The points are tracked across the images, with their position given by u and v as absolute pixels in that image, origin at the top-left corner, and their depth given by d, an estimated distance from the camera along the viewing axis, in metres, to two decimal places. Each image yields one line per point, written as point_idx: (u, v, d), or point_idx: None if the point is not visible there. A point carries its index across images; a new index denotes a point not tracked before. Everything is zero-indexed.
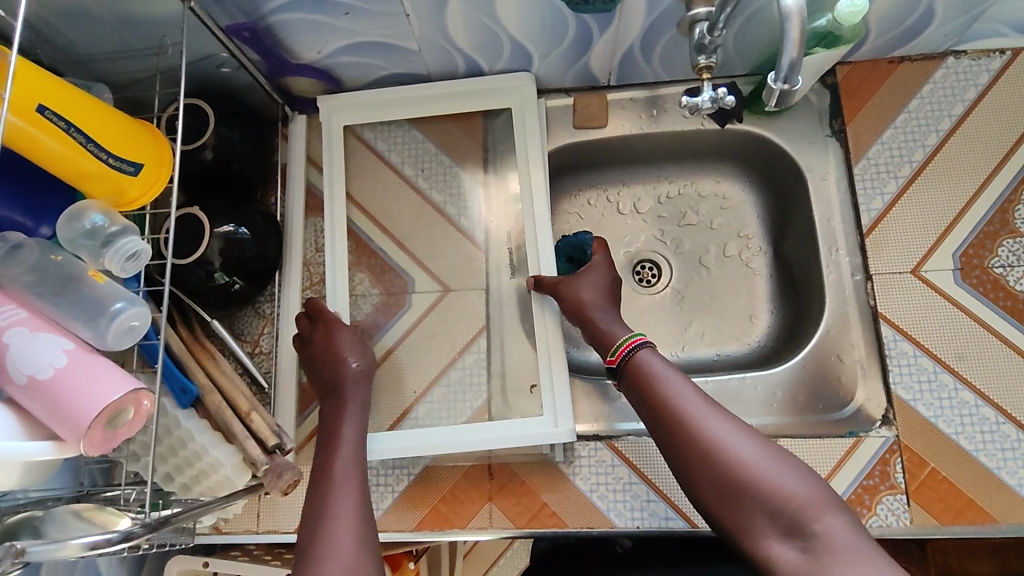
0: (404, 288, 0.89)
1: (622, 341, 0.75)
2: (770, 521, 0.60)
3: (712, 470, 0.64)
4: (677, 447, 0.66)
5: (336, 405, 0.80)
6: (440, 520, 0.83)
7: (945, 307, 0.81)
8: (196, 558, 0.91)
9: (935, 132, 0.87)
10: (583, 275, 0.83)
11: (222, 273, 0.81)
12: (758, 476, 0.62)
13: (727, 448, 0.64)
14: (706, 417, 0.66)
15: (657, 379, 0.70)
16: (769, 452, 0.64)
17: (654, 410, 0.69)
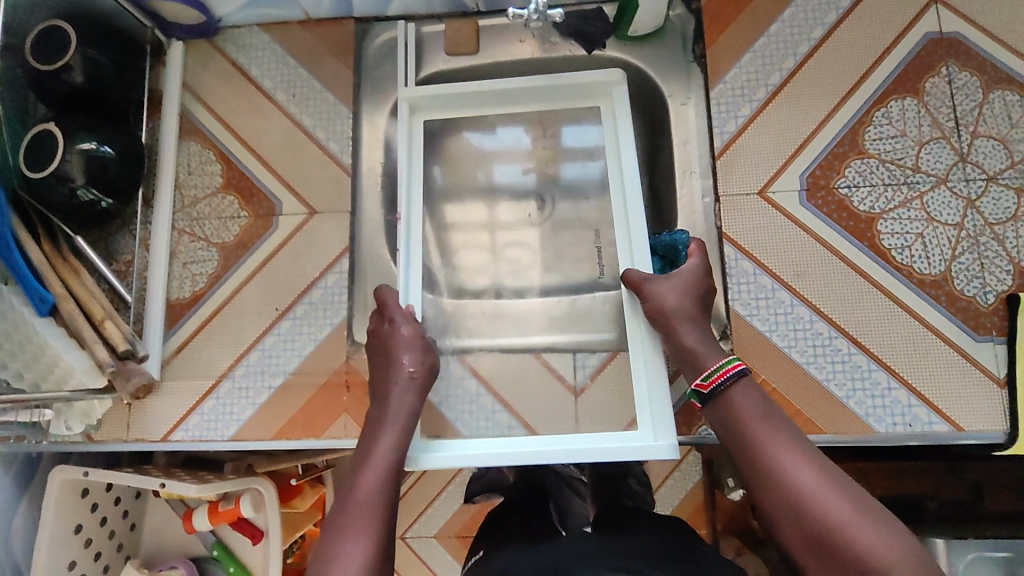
0: (272, 210, 0.92)
1: (714, 367, 0.67)
2: None
3: (799, 527, 0.56)
4: (765, 501, 0.59)
5: (376, 422, 0.70)
6: (297, 430, 0.85)
7: (788, 226, 0.82)
8: (77, 468, 0.95)
9: (793, 55, 0.87)
10: (671, 278, 0.76)
11: (85, 189, 0.83)
12: (854, 540, 0.53)
13: (821, 504, 0.55)
14: (798, 466, 0.58)
15: (748, 418, 0.64)
16: (862, 509, 0.54)
17: (746, 453, 0.62)
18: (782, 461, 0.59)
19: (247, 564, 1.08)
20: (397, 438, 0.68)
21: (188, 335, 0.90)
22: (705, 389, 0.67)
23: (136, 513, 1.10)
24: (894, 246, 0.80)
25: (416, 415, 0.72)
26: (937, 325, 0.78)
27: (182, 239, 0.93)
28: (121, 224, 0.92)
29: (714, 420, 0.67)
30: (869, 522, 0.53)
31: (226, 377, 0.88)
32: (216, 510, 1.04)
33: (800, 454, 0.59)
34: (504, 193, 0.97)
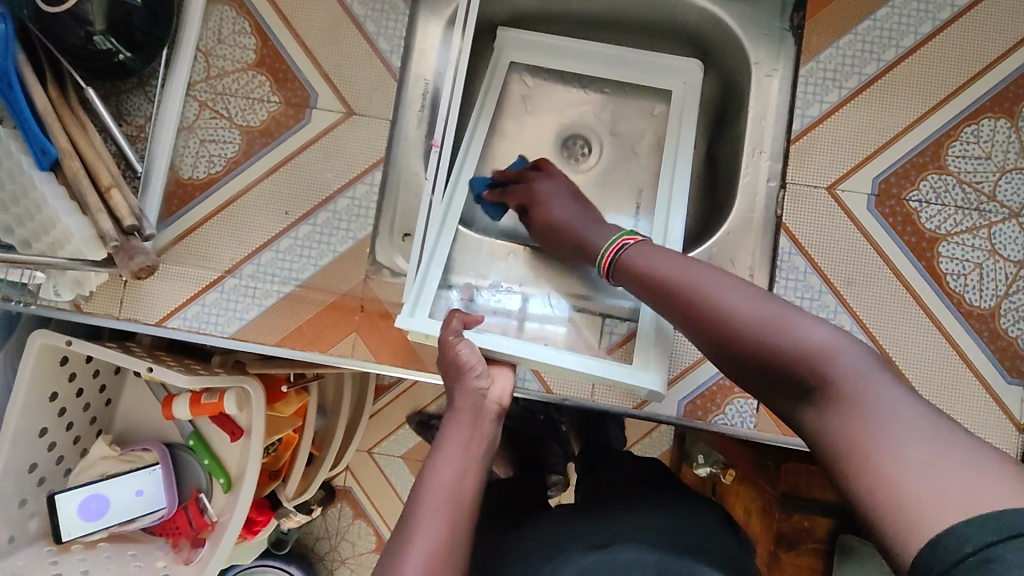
0: (305, 101, 0.84)
1: (614, 239, 0.73)
2: (802, 381, 0.53)
3: (756, 360, 0.56)
4: (694, 333, 0.62)
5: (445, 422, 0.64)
6: (304, 341, 0.82)
7: (850, 230, 0.79)
8: (60, 336, 0.90)
9: (896, 47, 0.80)
10: (556, 198, 0.84)
11: (102, 37, 0.74)
12: (782, 341, 0.54)
13: (742, 317, 0.57)
14: (716, 291, 0.60)
15: (653, 272, 0.66)
16: (796, 318, 0.55)
17: (673, 308, 0.63)
18: (717, 297, 0.60)
19: (222, 459, 1.08)
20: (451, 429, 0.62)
21: (195, 223, 0.83)
22: (608, 272, 0.73)
23: (113, 389, 1.07)
24: (950, 271, 0.78)
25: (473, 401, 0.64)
26: (974, 359, 0.77)
27: (201, 114, 0.84)
28: (136, 83, 0.83)
29: (620, 284, 0.72)
30: (814, 328, 0.54)
31: (234, 273, 0.82)
32: (198, 401, 1.02)
33: (731, 291, 0.60)
34: (537, 111, 0.98)
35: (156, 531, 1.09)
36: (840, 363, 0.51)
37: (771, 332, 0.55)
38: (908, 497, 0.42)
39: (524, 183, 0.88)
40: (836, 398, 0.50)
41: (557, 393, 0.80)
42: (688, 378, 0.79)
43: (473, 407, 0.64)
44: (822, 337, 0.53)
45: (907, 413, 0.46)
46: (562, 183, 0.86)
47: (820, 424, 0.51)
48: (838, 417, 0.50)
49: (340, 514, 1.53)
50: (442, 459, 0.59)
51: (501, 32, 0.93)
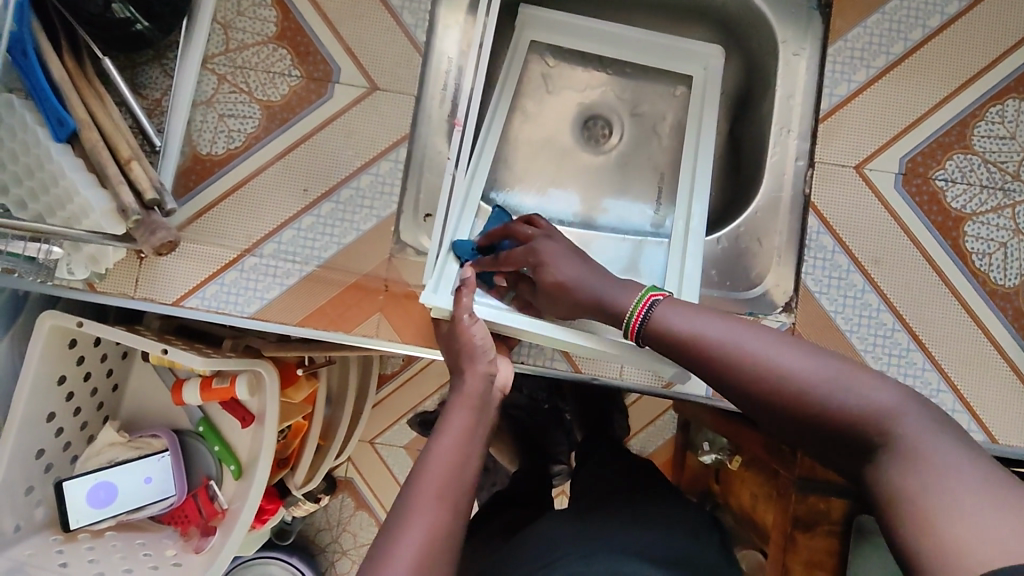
0: (328, 76, 0.82)
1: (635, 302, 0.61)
2: (863, 445, 0.48)
3: (809, 424, 0.50)
4: (733, 393, 0.54)
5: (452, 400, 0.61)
6: (326, 321, 0.80)
7: (877, 209, 0.79)
8: (70, 317, 0.87)
9: (923, 26, 0.80)
10: (559, 248, 0.70)
11: (121, 5, 0.72)
12: (842, 401, 0.49)
13: (795, 374, 0.51)
14: (761, 347, 0.53)
15: (687, 328, 0.57)
16: (851, 376, 0.50)
17: (707, 367, 0.55)
18: (762, 351, 0.53)
19: (232, 446, 1.06)
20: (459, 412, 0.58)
21: (213, 200, 0.81)
22: (631, 335, 0.61)
23: (120, 374, 1.04)
24: (975, 250, 0.78)
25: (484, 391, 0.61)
26: (998, 337, 0.77)
27: (220, 88, 0.82)
28: (152, 55, 0.81)
29: (638, 342, 0.61)
30: (872, 384, 0.49)
31: (255, 251, 0.80)
32: (208, 386, 1.00)
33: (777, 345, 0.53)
34: (559, 91, 0.97)
35: (164, 519, 1.07)
36: (906, 424, 0.47)
37: (828, 389, 0.49)
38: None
39: (519, 241, 0.75)
40: (900, 464, 0.46)
41: (586, 372, 0.79)
42: None
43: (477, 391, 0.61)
44: (885, 397, 0.48)
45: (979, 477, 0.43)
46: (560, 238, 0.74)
47: (881, 490, 0.47)
48: (900, 481, 0.45)
49: (341, 505, 1.51)
50: (446, 443, 0.55)
51: (524, 8, 0.91)
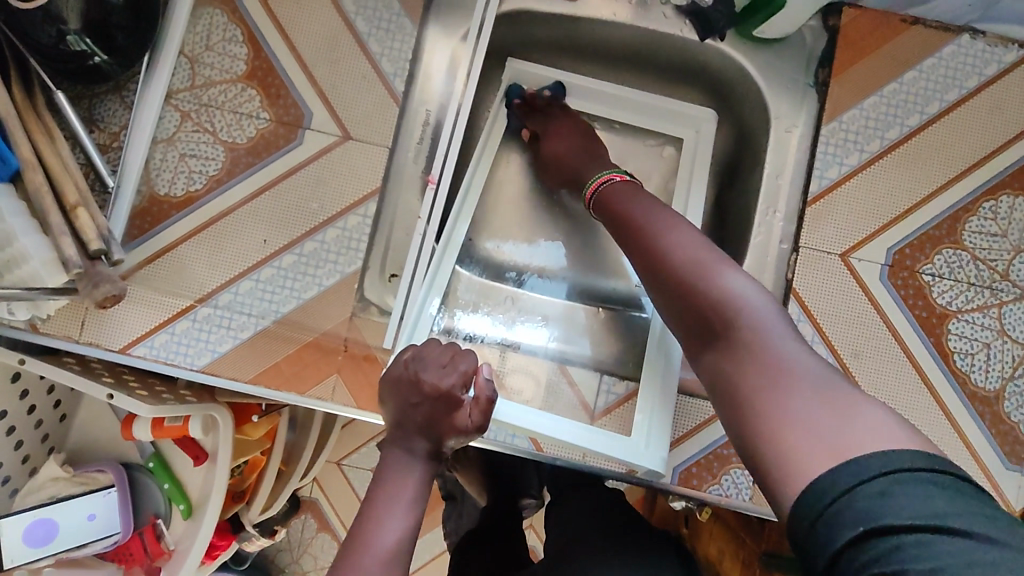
0: (299, 121, 0.78)
1: (604, 174, 0.74)
2: (717, 323, 0.55)
3: (674, 300, 0.59)
4: (636, 256, 0.64)
5: (406, 458, 0.63)
6: (280, 379, 0.76)
7: (861, 300, 0.76)
8: (11, 354, 0.81)
9: (920, 112, 0.77)
10: (564, 133, 0.83)
11: (77, 37, 0.67)
12: (709, 284, 0.57)
13: (678, 251, 0.60)
14: (668, 231, 0.62)
15: (620, 206, 0.69)
16: (725, 269, 0.58)
17: (624, 236, 0.67)
18: (669, 236, 0.62)
19: (183, 484, 1.02)
20: (410, 485, 0.61)
21: (167, 245, 0.77)
22: (589, 198, 0.74)
23: (67, 406, 1.01)
24: (958, 349, 0.76)
25: (436, 453, 0.64)
26: (975, 440, 0.75)
27: (182, 126, 0.77)
28: (112, 86, 0.76)
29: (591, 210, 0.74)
30: (737, 279, 0.56)
31: (208, 301, 0.76)
32: (161, 424, 0.94)
33: (683, 235, 0.62)
34: None
35: (108, 556, 1.03)
36: (754, 315, 0.54)
37: (693, 267, 0.58)
38: (795, 453, 0.45)
39: (554, 116, 0.85)
40: (744, 350, 0.53)
41: (549, 452, 0.75)
42: (685, 443, 0.76)
43: (434, 455, 0.64)
44: (739, 287, 0.56)
45: (800, 369, 0.49)
46: (584, 125, 0.84)
47: (726, 370, 0.53)
48: (739, 361, 0.52)
49: (303, 526, 1.46)
50: (396, 517, 0.58)
51: (512, 63, 0.88)
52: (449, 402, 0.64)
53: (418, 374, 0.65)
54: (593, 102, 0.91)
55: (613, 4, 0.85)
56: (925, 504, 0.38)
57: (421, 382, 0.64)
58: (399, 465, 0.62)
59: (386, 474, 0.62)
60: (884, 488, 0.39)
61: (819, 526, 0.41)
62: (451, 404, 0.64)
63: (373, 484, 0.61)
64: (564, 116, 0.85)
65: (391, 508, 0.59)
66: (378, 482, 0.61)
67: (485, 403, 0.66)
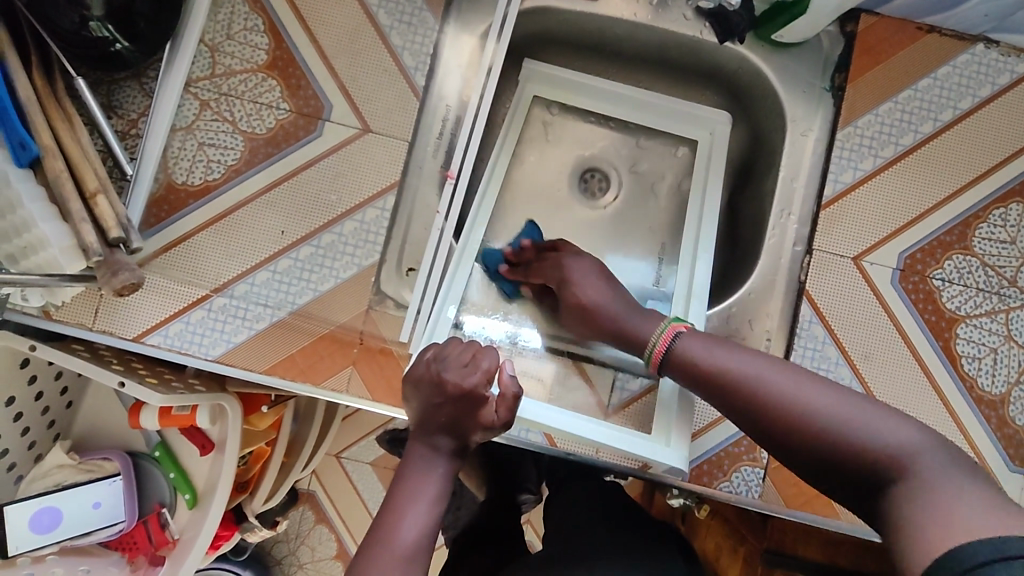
0: (318, 113, 0.78)
1: (657, 336, 0.65)
2: (884, 487, 0.48)
3: (781, 443, 0.54)
4: (747, 418, 0.57)
5: (428, 458, 0.65)
6: (295, 370, 0.76)
7: (872, 303, 0.77)
8: (22, 340, 0.81)
9: (934, 120, 0.78)
10: (584, 276, 0.74)
11: (99, 23, 0.69)
12: (848, 435, 0.50)
13: (803, 406, 0.53)
14: (769, 375, 0.56)
15: (707, 360, 0.60)
16: (858, 409, 0.51)
17: (694, 383, 0.62)
18: (766, 376, 0.56)
19: (190, 474, 1.01)
20: (432, 483, 0.63)
21: (185, 233, 0.76)
22: (653, 361, 0.65)
23: (75, 393, 1.01)
24: (965, 353, 0.77)
25: (458, 451, 0.66)
26: (980, 442, 0.76)
27: (201, 114, 0.77)
28: (132, 72, 0.76)
29: (630, 348, 0.69)
30: (815, 391, 0.53)
31: (223, 291, 0.76)
32: (168, 413, 0.94)
33: (784, 376, 0.56)
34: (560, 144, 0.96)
35: (112, 544, 1.02)
36: (914, 457, 0.47)
37: (822, 417, 0.52)
38: (944, 543, 0.42)
39: (551, 258, 0.79)
40: (900, 487, 0.47)
41: (562, 447, 0.76)
42: (699, 440, 0.76)
43: (456, 449, 0.66)
44: (892, 430, 0.49)
45: (939, 481, 0.46)
46: (595, 261, 0.77)
47: (882, 514, 0.48)
48: (910, 506, 0.46)
49: (301, 518, 1.46)
50: (419, 514, 0.60)
51: (528, 63, 0.90)
52: (472, 402, 0.65)
53: (440, 373, 0.66)
54: (608, 103, 0.93)
55: (633, 4, 0.85)
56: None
57: (444, 382, 0.65)
58: (423, 462, 0.64)
59: (410, 469, 0.64)
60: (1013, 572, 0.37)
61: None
62: (474, 404, 0.65)
63: (397, 478, 0.64)
64: (574, 254, 0.78)
65: (414, 505, 0.61)
66: (401, 477, 0.64)
67: (510, 400, 0.68)
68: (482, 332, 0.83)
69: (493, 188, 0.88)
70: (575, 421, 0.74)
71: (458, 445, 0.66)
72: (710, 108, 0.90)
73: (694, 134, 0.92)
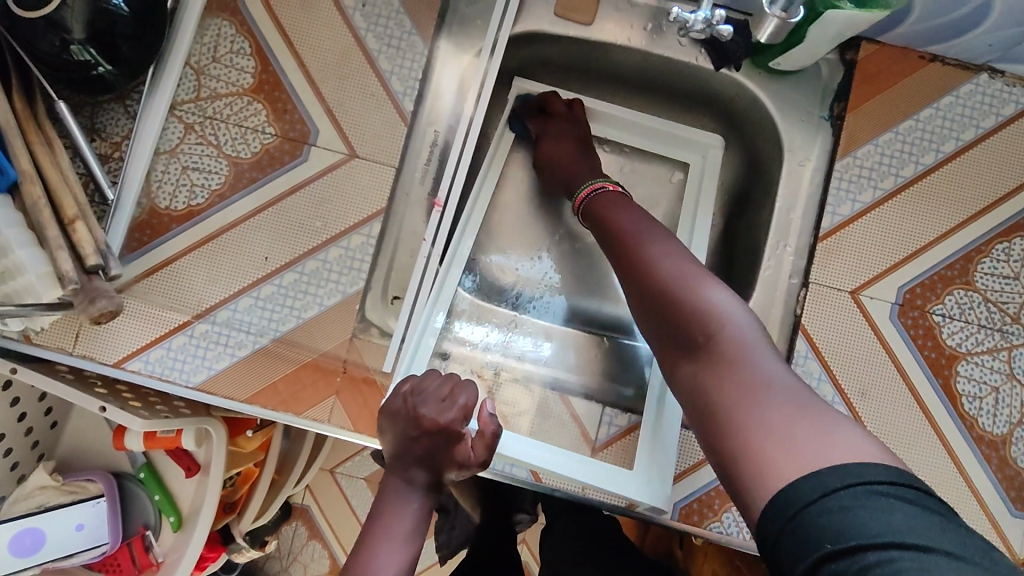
0: (304, 137, 0.77)
1: (589, 185, 0.76)
2: (691, 341, 0.58)
3: (643, 300, 0.63)
4: (616, 266, 0.67)
5: (404, 493, 0.63)
6: (276, 399, 0.75)
7: (870, 339, 0.75)
8: (3, 362, 0.80)
9: (935, 151, 0.76)
10: (557, 131, 0.84)
11: (80, 47, 0.66)
12: (683, 290, 0.59)
13: (660, 267, 0.62)
14: (653, 240, 0.65)
15: (615, 219, 0.70)
16: (707, 283, 0.60)
17: (609, 245, 0.69)
18: (656, 250, 0.64)
19: (175, 496, 1.00)
20: (407, 520, 0.61)
21: (167, 258, 0.75)
22: (578, 206, 0.77)
23: (60, 412, 1.00)
24: (966, 393, 0.74)
25: (433, 486, 0.65)
26: (980, 485, 0.74)
27: (186, 137, 0.76)
28: (116, 95, 0.75)
29: (579, 215, 0.76)
30: (678, 263, 0.62)
31: (205, 318, 0.75)
32: (153, 436, 0.93)
33: (664, 245, 0.64)
34: None
35: (95, 566, 1.01)
36: (732, 331, 0.56)
37: (667, 271, 0.61)
38: (768, 466, 0.49)
39: (556, 116, 0.85)
40: (721, 364, 0.56)
41: (547, 484, 0.73)
42: (689, 477, 0.74)
43: (432, 484, 0.64)
44: (723, 304, 0.58)
45: (777, 387, 0.53)
46: (582, 127, 0.84)
47: (710, 382, 0.56)
48: (722, 381, 0.55)
49: (293, 535, 1.44)
50: (393, 553, 0.59)
51: (518, 83, 0.88)
52: (448, 436, 0.64)
53: (416, 407, 0.64)
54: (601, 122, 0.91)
55: (628, 29, 0.83)
56: (885, 518, 0.41)
57: (420, 416, 0.64)
58: (398, 497, 0.63)
59: (384, 505, 0.63)
60: (847, 504, 0.43)
61: (787, 534, 0.45)
62: (450, 438, 0.64)
63: (372, 516, 0.62)
64: (569, 118, 0.85)
65: (388, 543, 0.59)
66: (376, 514, 0.62)
67: (489, 438, 0.66)
68: (469, 360, 0.81)
69: (480, 212, 0.87)
70: (559, 459, 0.72)
71: (433, 479, 0.64)
72: (701, 130, 0.89)
73: (689, 158, 0.91)
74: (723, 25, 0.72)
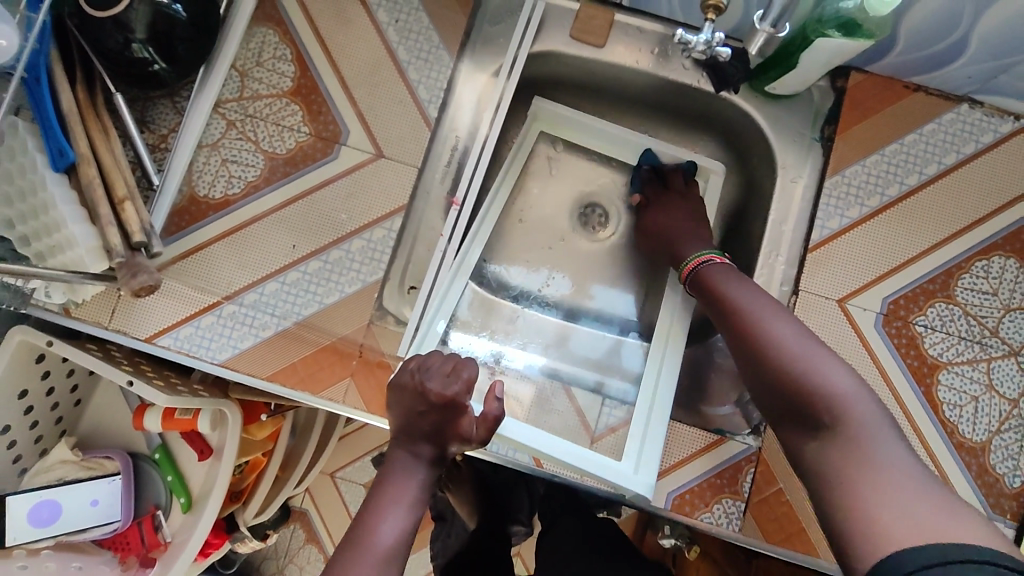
0: (336, 137, 0.83)
1: (694, 256, 0.80)
2: (801, 409, 0.57)
3: (747, 366, 0.64)
4: (726, 330, 0.68)
5: (408, 463, 0.68)
6: (295, 378, 0.79)
7: (855, 344, 0.79)
8: (42, 335, 0.85)
9: (919, 173, 0.82)
10: (678, 206, 0.90)
11: (141, 46, 0.73)
12: (788, 353, 0.60)
13: (767, 328, 0.63)
14: (762, 306, 0.66)
15: (725, 287, 0.72)
16: (819, 354, 0.59)
17: (718, 315, 0.70)
18: (765, 315, 0.65)
19: (186, 478, 1.04)
20: (409, 488, 0.66)
21: (202, 243, 0.81)
22: (688, 275, 0.80)
23: (84, 391, 1.05)
24: (947, 400, 0.78)
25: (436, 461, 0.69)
26: (958, 488, 0.77)
27: (227, 133, 0.83)
28: (166, 92, 0.82)
29: (688, 285, 0.80)
30: (786, 327, 0.63)
31: (234, 299, 0.80)
32: (170, 416, 0.97)
33: (775, 311, 0.65)
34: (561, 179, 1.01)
35: (105, 543, 1.04)
36: (848, 404, 0.54)
37: (773, 333, 0.62)
38: (887, 542, 0.45)
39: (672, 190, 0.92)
40: (835, 436, 0.54)
41: (548, 469, 0.77)
42: (680, 470, 0.78)
43: (441, 456, 0.69)
44: (834, 375, 0.56)
45: (897, 462, 0.50)
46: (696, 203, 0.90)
47: (819, 453, 0.55)
48: (833, 451, 0.53)
49: (291, 536, 1.46)
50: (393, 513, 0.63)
51: (536, 101, 0.95)
52: (454, 410, 0.68)
53: (424, 383, 0.68)
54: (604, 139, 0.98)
55: (637, 52, 0.90)
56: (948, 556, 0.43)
57: (427, 391, 0.68)
58: (403, 466, 0.68)
59: (389, 473, 0.67)
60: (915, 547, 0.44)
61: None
62: (456, 411, 0.68)
63: (377, 482, 0.67)
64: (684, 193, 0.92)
65: (388, 504, 0.64)
66: (382, 480, 0.67)
67: (490, 420, 0.71)
68: (471, 348, 0.87)
69: (489, 222, 0.94)
70: (557, 444, 0.77)
71: (436, 455, 0.69)
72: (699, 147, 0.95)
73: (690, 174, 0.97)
74: (721, 46, 0.79)
